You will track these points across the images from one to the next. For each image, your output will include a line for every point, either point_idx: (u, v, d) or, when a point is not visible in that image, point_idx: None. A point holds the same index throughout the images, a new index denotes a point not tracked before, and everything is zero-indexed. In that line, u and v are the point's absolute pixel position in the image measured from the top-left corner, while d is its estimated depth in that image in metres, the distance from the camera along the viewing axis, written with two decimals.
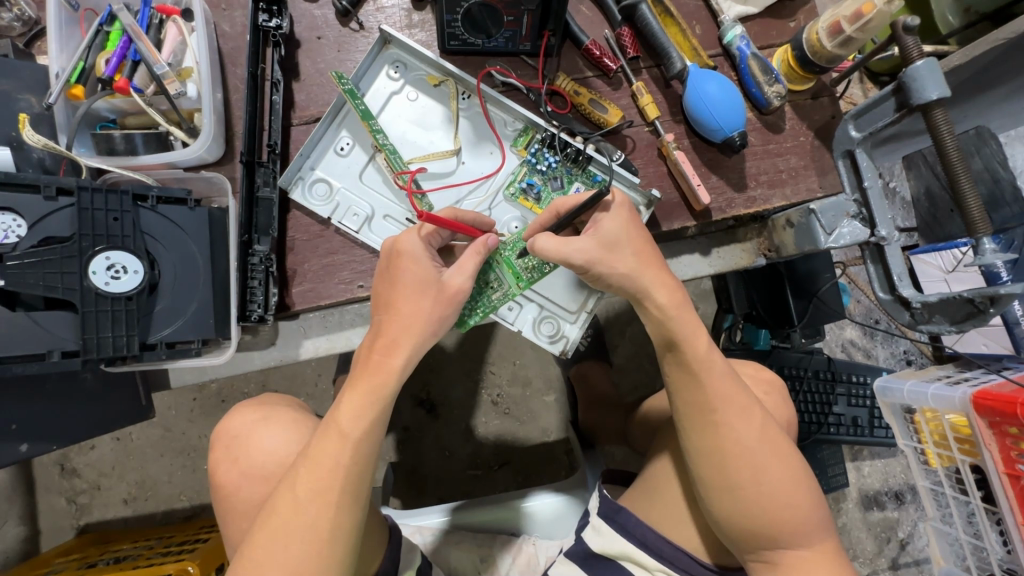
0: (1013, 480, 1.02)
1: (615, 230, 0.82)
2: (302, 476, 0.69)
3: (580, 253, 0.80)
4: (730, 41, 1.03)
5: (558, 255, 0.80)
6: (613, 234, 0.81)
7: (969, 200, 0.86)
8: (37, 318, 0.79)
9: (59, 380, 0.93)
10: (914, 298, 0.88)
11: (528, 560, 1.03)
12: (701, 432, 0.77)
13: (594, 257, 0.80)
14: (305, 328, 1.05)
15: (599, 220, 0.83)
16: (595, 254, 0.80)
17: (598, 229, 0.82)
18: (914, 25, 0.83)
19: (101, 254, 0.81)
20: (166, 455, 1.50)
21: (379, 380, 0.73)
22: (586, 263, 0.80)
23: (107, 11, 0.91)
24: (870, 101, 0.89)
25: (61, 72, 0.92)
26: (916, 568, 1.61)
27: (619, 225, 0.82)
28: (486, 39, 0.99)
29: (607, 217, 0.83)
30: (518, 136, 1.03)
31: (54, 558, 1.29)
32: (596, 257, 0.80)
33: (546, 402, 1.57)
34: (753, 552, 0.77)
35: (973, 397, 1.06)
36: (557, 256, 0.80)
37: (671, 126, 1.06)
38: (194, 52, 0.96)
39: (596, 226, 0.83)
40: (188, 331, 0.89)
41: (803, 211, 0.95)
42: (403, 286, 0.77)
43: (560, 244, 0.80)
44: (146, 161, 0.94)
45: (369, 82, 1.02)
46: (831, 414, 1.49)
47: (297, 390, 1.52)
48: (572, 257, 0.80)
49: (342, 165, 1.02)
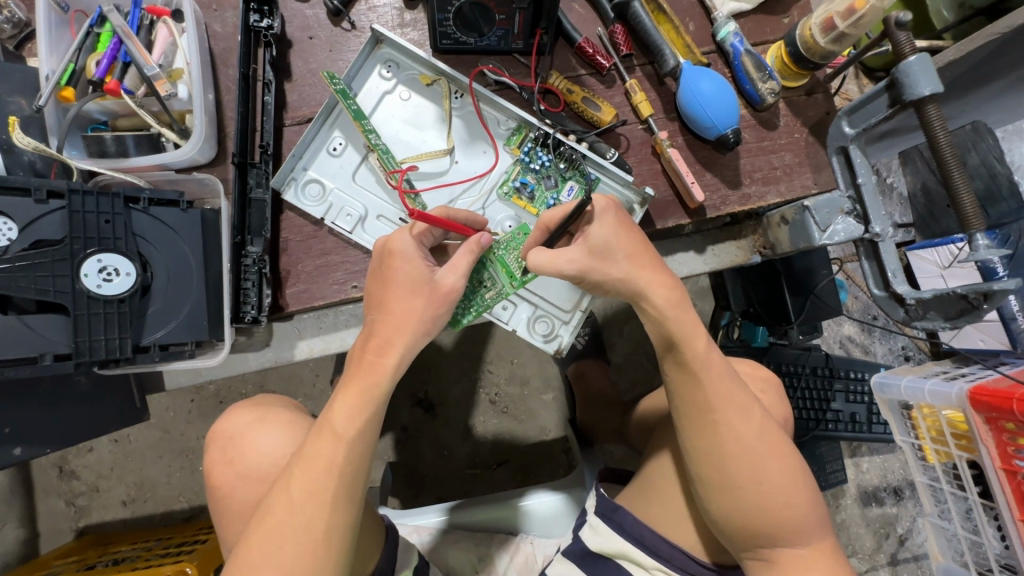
0: (1010, 475, 1.02)
1: (604, 236, 0.80)
2: (297, 477, 0.69)
3: (572, 265, 0.80)
4: (723, 37, 1.03)
5: (552, 269, 0.80)
6: (603, 241, 0.80)
7: (963, 196, 0.85)
8: (29, 322, 0.79)
9: (53, 383, 0.93)
10: (909, 295, 0.88)
11: (526, 559, 1.04)
12: (700, 431, 0.77)
13: (586, 266, 0.80)
14: (300, 329, 1.05)
15: (588, 228, 0.82)
16: (587, 262, 0.80)
17: (588, 238, 0.81)
18: (907, 21, 0.82)
19: (92, 257, 0.81)
20: (165, 457, 1.50)
21: (372, 380, 0.73)
22: (580, 272, 0.81)
23: (97, 13, 0.91)
24: (863, 97, 0.87)
25: (51, 74, 0.92)
26: (916, 564, 1.61)
27: (608, 232, 0.80)
28: (478, 38, 0.99)
29: (595, 223, 0.81)
30: (511, 135, 1.03)
31: (54, 560, 1.29)
32: (589, 266, 0.80)
33: (544, 400, 1.56)
34: (750, 550, 0.77)
35: (970, 393, 1.05)
36: (552, 269, 0.80)
37: (666, 124, 1.05)
38: (185, 53, 0.95)
39: (586, 235, 0.81)
40: (183, 333, 0.89)
41: (797, 207, 0.96)
42: (397, 286, 0.76)
43: (552, 258, 0.80)
44: (138, 163, 0.94)
45: (361, 82, 1.02)
46: (828, 411, 1.50)
47: (295, 391, 1.52)
48: (566, 270, 0.80)
49: (335, 166, 1.02)
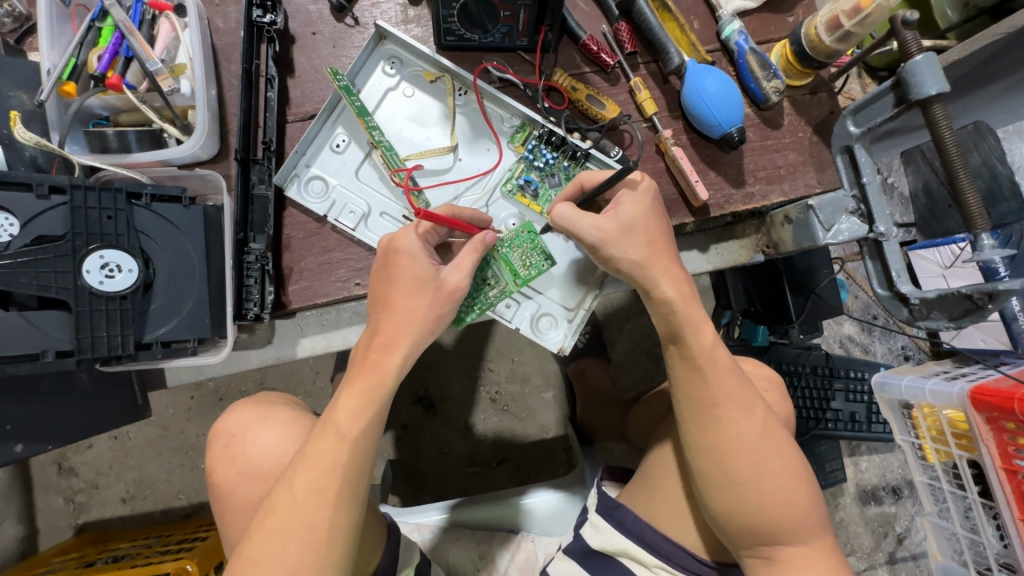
0: (1010, 475, 1.03)
1: (634, 214, 0.81)
2: (301, 474, 0.69)
3: (594, 230, 0.80)
4: (728, 36, 1.02)
5: (574, 228, 0.81)
6: (632, 218, 0.81)
7: (968, 196, 0.86)
8: (31, 318, 0.79)
9: (53, 380, 0.93)
10: (913, 294, 0.88)
11: (527, 558, 1.03)
12: (701, 427, 0.77)
13: (607, 237, 0.80)
14: (302, 326, 1.04)
15: (620, 200, 0.83)
16: (609, 234, 0.80)
17: (618, 211, 0.81)
18: (914, 19, 0.83)
19: (95, 253, 0.81)
20: (164, 454, 1.50)
21: (375, 379, 0.72)
22: (598, 242, 0.80)
23: (99, 8, 0.90)
24: (869, 96, 0.88)
25: (52, 68, 0.91)
26: (914, 563, 1.62)
27: (639, 211, 0.82)
28: (482, 35, 0.99)
29: (629, 199, 0.82)
30: (515, 132, 1.02)
31: (52, 557, 1.28)
32: (611, 237, 0.80)
33: (545, 398, 1.56)
34: (751, 548, 0.77)
35: (971, 393, 1.06)
36: (571, 227, 0.81)
37: (670, 122, 1.05)
38: (187, 49, 0.95)
39: (617, 207, 0.82)
40: (185, 330, 0.89)
41: (802, 206, 0.94)
42: (402, 284, 0.76)
43: (577, 216, 0.81)
44: (140, 158, 0.93)
45: (364, 78, 1.02)
46: (829, 410, 1.50)
47: (294, 388, 1.52)
48: (585, 233, 0.80)
49: (338, 162, 1.02)
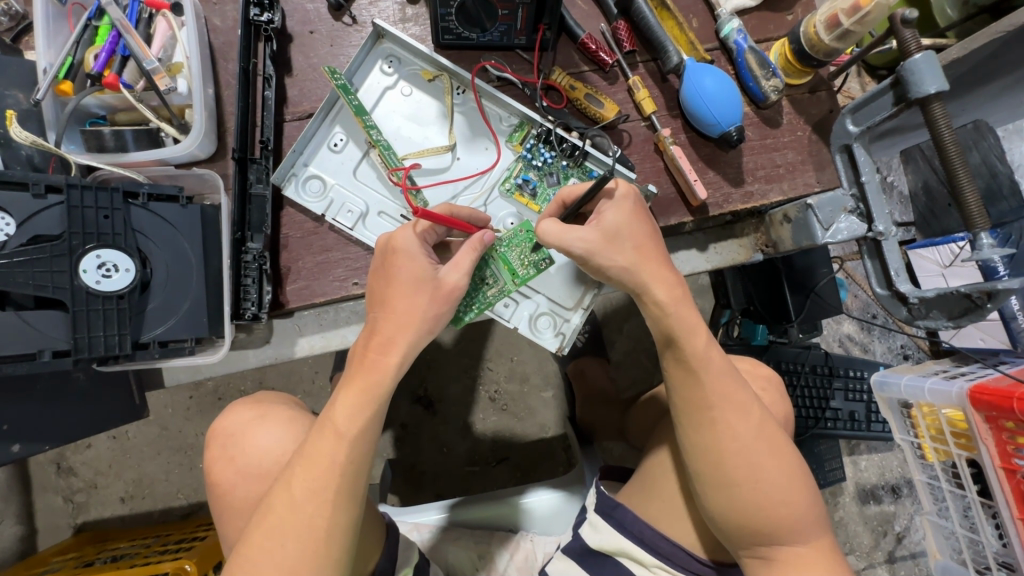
0: (1010, 474, 1.02)
1: (618, 221, 0.81)
2: (298, 475, 0.68)
3: (581, 242, 0.80)
4: (727, 35, 1.02)
5: (559, 243, 0.81)
6: (617, 226, 0.80)
7: (967, 195, 0.86)
8: (28, 318, 0.78)
9: (51, 379, 0.93)
10: (912, 293, 0.88)
11: (526, 557, 1.03)
12: (698, 428, 0.77)
13: (593, 247, 0.80)
14: (300, 325, 1.04)
15: (603, 211, 0.82)
16: (594, 245, 0.80)
17: (601, 220, 0.81)
18: (913, 18, 0.83)
19: (92, 252, 0.81)
20: (163, 454, 1.50)
21: (372, 378, 0.72)
22: (585, 253, 0.80)
23: (95, 6, 0.90)
24: (868, 94, 0.88)
25: (49, 67, 0.91)
26: (913, 562, 1.62)
27: (623, 218, 0.81)
28: (481, 33, 0.98)
29: (611, 207, 0.82)
30: (514, 131, 1.02)
31: (51, 557, 1.28)
32: (596, 248, 0.80)
33: (544, 398, 1.56)
34: (749, 549, 0.77)
35: (970, 392, 1.06)
36: (558, 242, 0.81)
37: (668, 121, 1.05)
38: (184, 48, 0.95)
39: (601, 216, 0.82)
40: (183, 329, 0.89)
41: (801, 205, 0.93)
42: (399, 284, 0.76)
43: (562, 231, 0.81)
44: (137, 158, 0.93)
45: (362, 77, 1.02)
46: (828, 409, 1.50)
47: (293, 388, 1.52)
48: (572, 246, 0.80)
49: (336, 161, 1.01)
